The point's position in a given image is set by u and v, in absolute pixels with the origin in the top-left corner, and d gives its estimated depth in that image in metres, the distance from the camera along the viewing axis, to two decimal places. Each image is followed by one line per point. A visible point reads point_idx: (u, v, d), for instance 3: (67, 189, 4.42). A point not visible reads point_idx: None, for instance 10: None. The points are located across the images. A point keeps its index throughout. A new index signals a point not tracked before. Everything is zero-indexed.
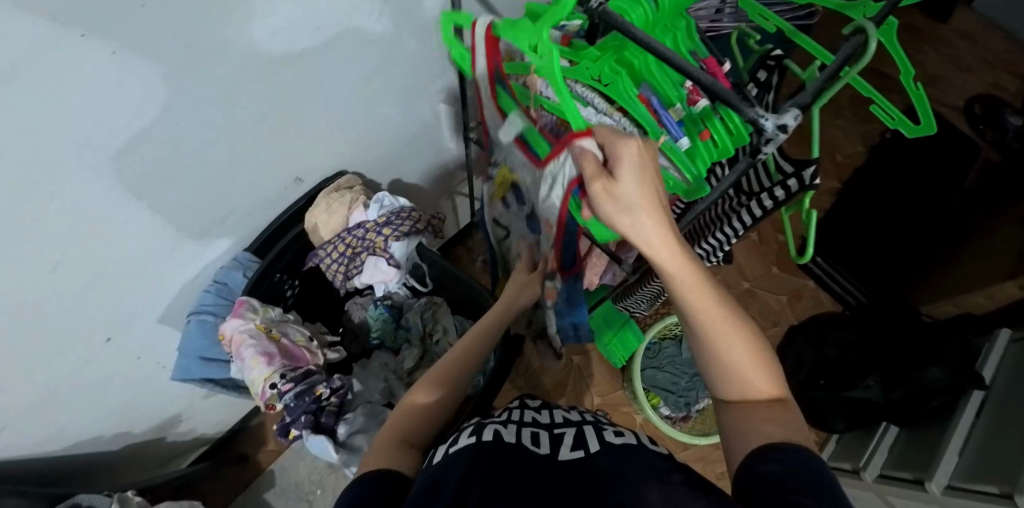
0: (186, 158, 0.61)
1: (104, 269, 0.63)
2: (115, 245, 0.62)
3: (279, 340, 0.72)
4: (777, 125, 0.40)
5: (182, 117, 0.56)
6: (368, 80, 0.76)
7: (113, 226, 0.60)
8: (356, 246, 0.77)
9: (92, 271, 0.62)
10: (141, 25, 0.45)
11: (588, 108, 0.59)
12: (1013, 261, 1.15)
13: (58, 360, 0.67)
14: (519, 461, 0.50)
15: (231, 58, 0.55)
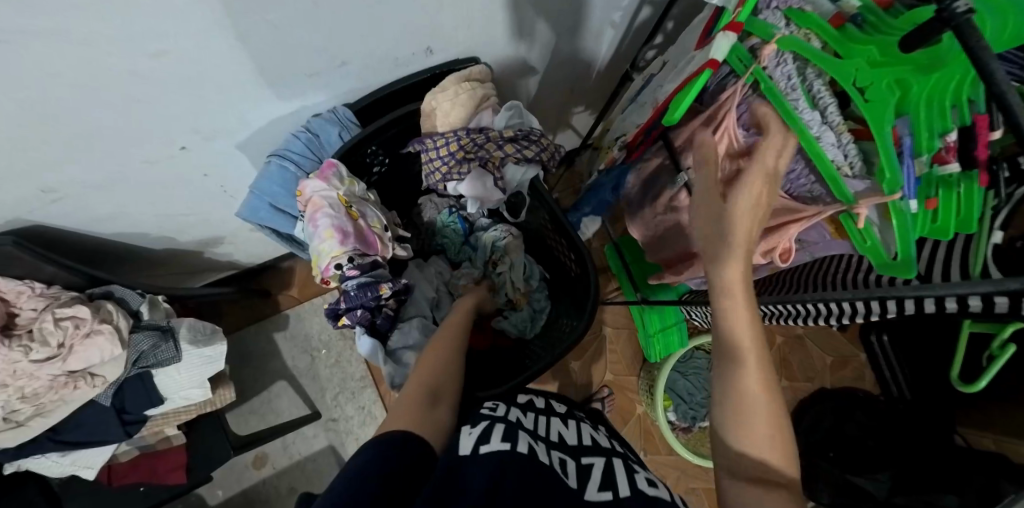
0: None
1: (189, 76, 0.56)
2: (201, 54, 0.53)
3: (357, 220, 0.66)
4: None
5: None
6: None
7: (206, 34, 0.51)
8: (471, 151, 0.68)
9: (174, 73, 0.55)
10: None
11: (815, 114, 0.49)
12: None
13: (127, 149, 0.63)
14: (552, 491, 0.42)
15: None
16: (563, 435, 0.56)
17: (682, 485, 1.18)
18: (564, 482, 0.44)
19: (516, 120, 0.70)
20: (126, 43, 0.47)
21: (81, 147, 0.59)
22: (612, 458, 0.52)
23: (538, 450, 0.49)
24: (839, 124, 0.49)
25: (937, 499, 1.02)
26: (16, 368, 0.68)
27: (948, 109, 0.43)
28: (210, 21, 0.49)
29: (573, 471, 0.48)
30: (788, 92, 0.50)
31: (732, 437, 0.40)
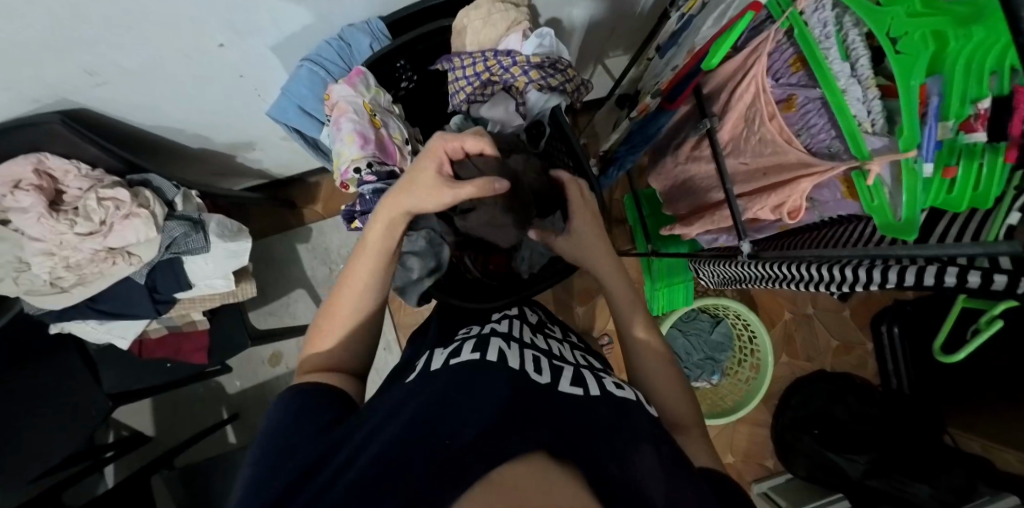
0: None
1: None
2: None
3: (379, 129, 0.68)
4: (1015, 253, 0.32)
5: None
6: None
7: None
8: (497, 74, 0.68)
9: None
10: None
11: (845, 66, 0.48)
12: None
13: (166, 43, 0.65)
14: (518, 386, 0.46)
15: None
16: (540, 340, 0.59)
17: None
18: (532, 378, 0.49)
19: (544, 48, 0.68)
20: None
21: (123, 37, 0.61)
22: (580, 369, 0.56)
23: (508, 356, 0.52)
24: (868, 79, 0.48)
25: (910, 485, 1.04)
26: (61, 239, 0.76)
27: (979, 77, 0.42)
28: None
29: (543, 370, 0.52)
30: (822, 41, 0.49)
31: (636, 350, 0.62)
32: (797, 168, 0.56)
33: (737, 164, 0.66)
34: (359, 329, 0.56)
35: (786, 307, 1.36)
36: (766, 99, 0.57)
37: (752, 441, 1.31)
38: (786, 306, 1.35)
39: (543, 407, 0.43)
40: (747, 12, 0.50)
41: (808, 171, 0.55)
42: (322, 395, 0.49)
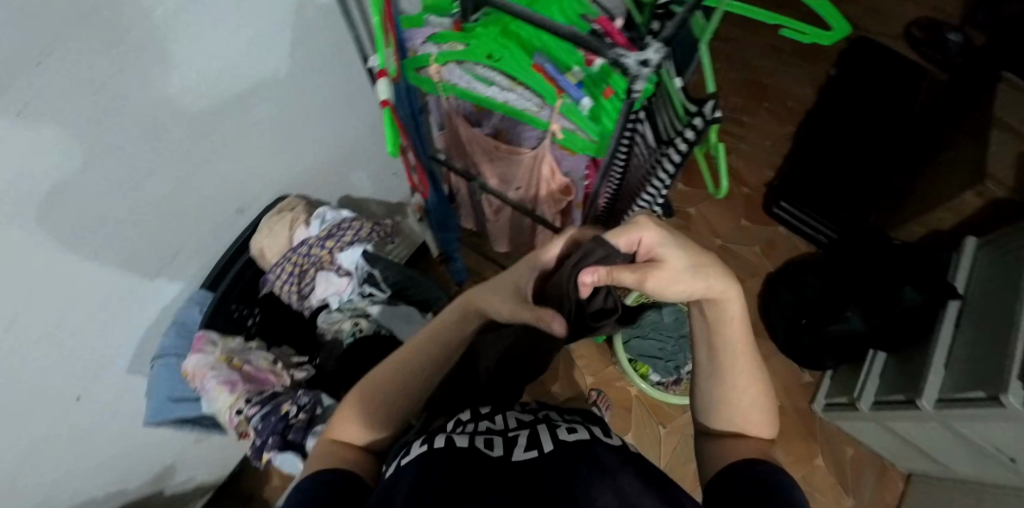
0: (85, 225, 0.60)
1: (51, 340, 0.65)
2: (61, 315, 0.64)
3: (242, 367, 0.75)
4: (638, 58, 0.41)
5: (74, 189, 0.56)
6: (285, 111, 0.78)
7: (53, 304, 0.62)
8: (304, 263, 0.77)
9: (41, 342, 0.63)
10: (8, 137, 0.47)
11: (493, 88, 0.62)
12: (966, 172, 1.27)
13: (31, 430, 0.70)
14: (465, 471, 0.44)
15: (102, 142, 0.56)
16: (491, 423, 0.56)
17: None
18: (483, 455, 0.47)
19: (329, 221, 0.79)
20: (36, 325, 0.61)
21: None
22: (537, 426, 0.54)
23: (454, 438, 0.51)
24: (509, 84, 0.61)
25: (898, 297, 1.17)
26: None
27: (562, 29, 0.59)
28: (91, 267, 0.64)
29: (499, 444, 0.51)
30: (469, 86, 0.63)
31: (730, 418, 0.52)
32: (533, 165, 0.67)
33: (511, 193, 0.77)
34: (390, 390, 0.53)
35: None
36: (480, 139, 0.68)
37: (780, 372, 1.41)
38: None
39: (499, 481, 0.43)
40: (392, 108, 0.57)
41: (541, 160, 0.66)
42: (337, 478, 0.45)
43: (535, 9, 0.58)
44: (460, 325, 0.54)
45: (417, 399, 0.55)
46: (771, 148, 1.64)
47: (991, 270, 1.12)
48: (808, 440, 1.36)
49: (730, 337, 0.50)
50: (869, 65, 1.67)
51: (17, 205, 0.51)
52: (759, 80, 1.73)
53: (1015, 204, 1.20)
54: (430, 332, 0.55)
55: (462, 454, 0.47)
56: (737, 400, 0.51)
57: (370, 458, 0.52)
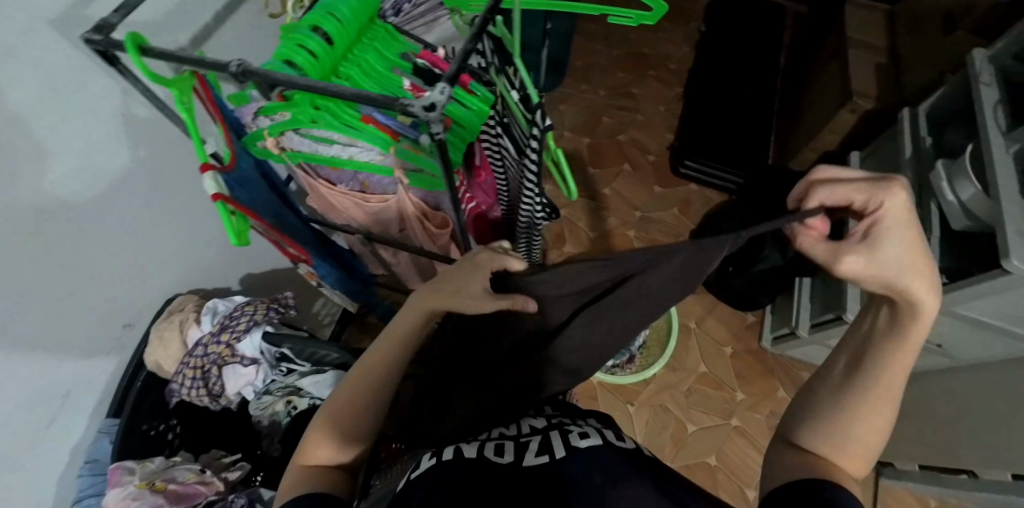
0: None
1: None
2: None
3: (167, 488, 0.70)
4: (424, 107, 0.39)
5: None
6: (146, 219, 0.76)
7: None
8: (202, 362, 0.73)
9: None
10: None
11: (336, 146, 0.61)
12: (837, 94, 1.36)
13: None
14: (475, 480, 0.47)
15: None
16: (506, 428, 0.59)
17: (680, 392, 1.36)
18: (492, 464, 0.50)
19: (221, 313, 0.76)
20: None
21: None
22: (551, 430, 0.56)
23: (463, 448, 0.54)
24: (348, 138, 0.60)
25: None
26: None
27: (386, 72, 0.58)
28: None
29: (510, 450, 0.53)
30: (313, 148, 0.62)
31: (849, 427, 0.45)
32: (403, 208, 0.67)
33: (397, 236, 0.76)
34: (355, 405, 0.51)
35: (627, 231, 1.53)
36: (347, 194, 0.67)
37: (726, 320, 1.46)
38: (625, 231, 1.52)
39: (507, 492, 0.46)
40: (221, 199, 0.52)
41: (407, 203, 0.65)
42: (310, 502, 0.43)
43: (330, 40, 0.52)
44: (409, 329, 0.52)
45: (382, 410, 0.53)
46: (665, 112, 1.70)
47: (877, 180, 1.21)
48: (768, 377, 1.39)
49: (885, 358, 0.43)
50: (734, 13, 1.77)
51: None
52: (639, 51, 1.79)
53: (883, 114, 1.30)
54: (384, 340, 0.53)
55: (466, 467, 0.50)
56: (846, 412, 0.45)
57: (343, 477, 0.51)
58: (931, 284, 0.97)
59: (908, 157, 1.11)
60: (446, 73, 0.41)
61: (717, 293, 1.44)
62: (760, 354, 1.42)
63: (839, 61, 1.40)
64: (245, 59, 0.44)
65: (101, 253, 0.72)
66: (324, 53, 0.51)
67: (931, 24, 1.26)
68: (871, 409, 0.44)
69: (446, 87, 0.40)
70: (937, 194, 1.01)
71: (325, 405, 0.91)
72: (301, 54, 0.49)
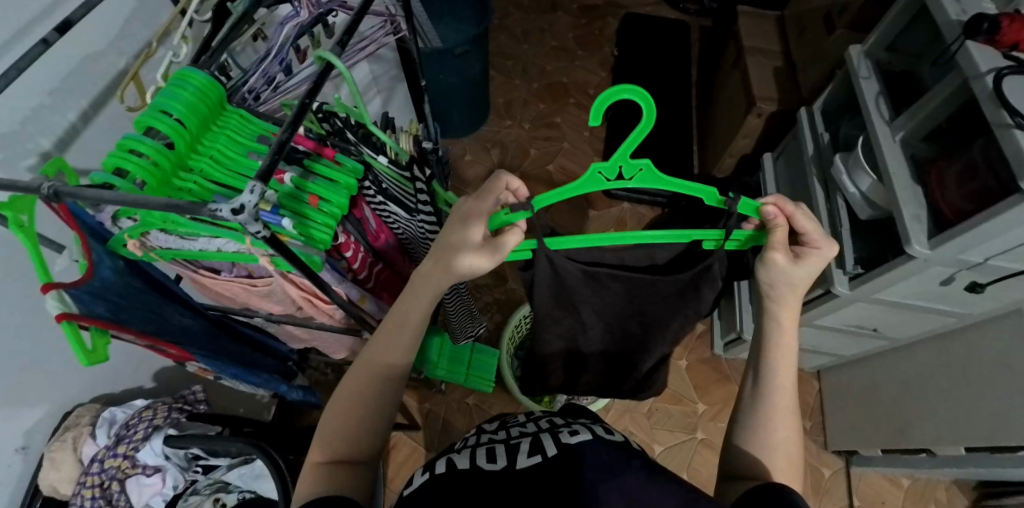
0: None
1: None
2: None
3: None
4: (232, 210, 0.38)
5: None
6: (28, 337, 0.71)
7: None
8: (97, 480, 0.69)
9: None
10: None
11: (201, 240, 0.59)
12: (743, 100, 1.42)
13: None
14: (467, 486, 0.51)
15: None
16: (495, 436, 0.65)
17: (641, 415, 1.34)
18: (485, 470, 0.55)
19: (118, 422, 0.72)
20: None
21: None
22: (539, 435, 0.62)
23: (456, 461, 0.58)
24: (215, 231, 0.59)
25: None
26: None
27: (240, 159, 0.57)
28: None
29: (501, 455, 0.58)
30: (179, 245, 0.60)
31: (757, 425, 0.54)
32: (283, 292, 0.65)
33: (295, 316, 0.74)
34: (346, 431, 0.51)
35: None
36: (224, 283, 0.65)
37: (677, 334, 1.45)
38: None
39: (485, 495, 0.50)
40: (64, 320, 0.51)
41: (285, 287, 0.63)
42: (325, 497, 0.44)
43: (173, 138, 0.52)
44: (388, 363, 0.53)
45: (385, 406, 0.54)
46: (590, 136, 1.75)
47: (790, 177, 1.25)
48: (727, 384, 1.39)
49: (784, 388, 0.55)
50: (643, 35, 1.85)
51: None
52: (557, 82, 1.85)
53: (787, 113, 1.35)
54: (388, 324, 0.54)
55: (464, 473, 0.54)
56: (761, 423, 0.54)
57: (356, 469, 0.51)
58: (850, 274, 0.99)
59: (810, 152, 1.15)
60: (259, 169, 0.42)
61: None
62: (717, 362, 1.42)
63: (737, 69, 1.48)
64: (56, 181, 0.44)
65: None
66: (160, 153, 0.50)
67: (816, 27, 1.34)
68: (784, 421, 0.54)
69: (259, 186, 0.40)
70: (841, 188, 1.04)
71: (259, 496, 0.87)
72: (129, 159, 0.48)
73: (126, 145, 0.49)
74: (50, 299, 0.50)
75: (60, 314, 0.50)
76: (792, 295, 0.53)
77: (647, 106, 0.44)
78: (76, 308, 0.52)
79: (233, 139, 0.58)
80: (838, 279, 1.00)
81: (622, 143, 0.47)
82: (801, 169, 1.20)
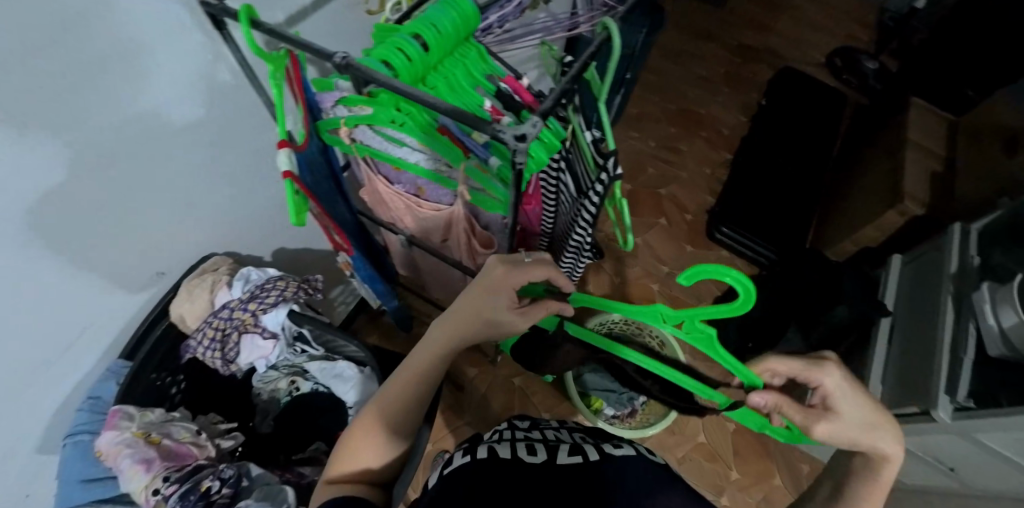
0: None
1: None
2: None
3: (161, 442, 0.71)
4: (515, 136, 0.41)
5: None
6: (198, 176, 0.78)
7: None
8: (223, 325, 0.75)
9: None
10: None
11: (404, 149, 0.62)
12: (888, 192, 1.35)
13: None
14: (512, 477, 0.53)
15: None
16: (530, 431, 0.66)
17: (673, 457, 1.32)
18: (526, 462, 0.56)
19: (253, 281, 0.77)
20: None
21: None
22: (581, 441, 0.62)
23: (497, 449, 0.58)
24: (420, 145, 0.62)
25: (829, 314, 1.22)
26: None
27: (469, 89, 0.60)
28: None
29: (540, 451, 0.59)
30: (382, 147, 0.63)
31: None
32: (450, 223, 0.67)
33: (434, 245, 0.76)
34: (379, 436, 0.54)
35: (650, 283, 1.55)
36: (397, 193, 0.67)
37: None
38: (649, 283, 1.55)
39: (533, 491, 0.51)
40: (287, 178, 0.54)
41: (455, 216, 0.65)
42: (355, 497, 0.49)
43: (430, 50, 0.54)
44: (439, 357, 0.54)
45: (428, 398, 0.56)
46: (710, 174, 1.72)
47: (915, 286, 1.18)
48: (767, 461, 1.35)
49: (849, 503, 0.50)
50: (797, 93, 1.79)
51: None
52: (694, 110, 1.83)
53: (932, 221, 1.28)
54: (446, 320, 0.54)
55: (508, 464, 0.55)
56: None
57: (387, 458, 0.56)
58: (957, 405, 0.94)
59: (951, 271, 1.09)
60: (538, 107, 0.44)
61: None
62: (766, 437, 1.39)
63: (891, 160, 1.41)
64: (349, 54, 0.47)
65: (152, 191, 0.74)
66: (418, 60, 0.53)
67: (994, 144, 1.25)
68: None
69: (538, 123, 0.42)
70: (977, 316, 0.98)
71: (329, 393, 0.92)
72: (398, 57, 0.51)
73: (395, 42, 0.52)
74: (282, 156, 0.53)
75: (285, 170, 0.53)
76: (860, 434, 0.49)
77: (741, 287, 0.47)
78: (297, 169, 0.56)
79: (468, 67, 0.60)
80: (942, 403, 0.95)
81: (699, 310, 0.51)
82: (933, 282, 1.14)
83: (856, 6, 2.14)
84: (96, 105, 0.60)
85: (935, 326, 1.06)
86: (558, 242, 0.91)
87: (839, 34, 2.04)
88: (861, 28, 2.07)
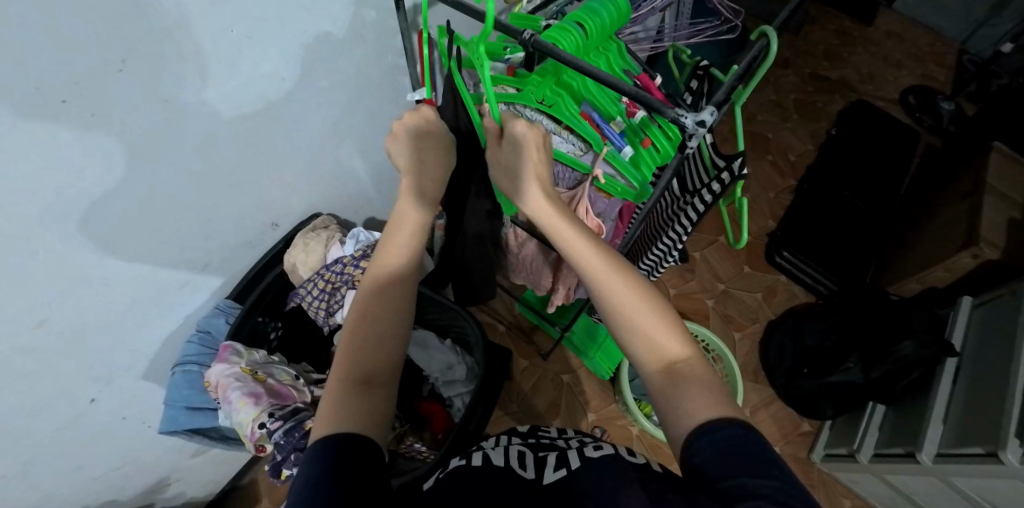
0: (136, 223, 0.66)
1: (87, 340, 0.70)
2: (93, 308, 0.68)
3: (265, 380, 0.81)
4: (695, 121, 0.46)
5: (129, 188, 0.62)
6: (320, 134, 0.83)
7: (97, 298, 0.68)
8: (333, 279, 0.80)
9: (85, 328, 0.69)
10: (86, 130, 0.52)
11: (538, 129, 0.65)
12: (962, 233, 1.34)
13: (50, 421, 0.73)
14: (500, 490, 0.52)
15: (162, 139, 0.61)
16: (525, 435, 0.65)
17: None
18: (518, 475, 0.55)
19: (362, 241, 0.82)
20: (65, 312, 0.65)
21: (23, 436, 0.70)
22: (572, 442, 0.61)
23: (491, 456, 0.59)
24: (555, 127, 0.65)
25: (897, 350, 1.18)
26: None
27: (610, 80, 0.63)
28: (132, 262, 0.69)
29: (533, 462, 0.58)
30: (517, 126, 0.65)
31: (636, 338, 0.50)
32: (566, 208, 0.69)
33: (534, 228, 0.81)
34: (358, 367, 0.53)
35: (704, 298, 1.57)
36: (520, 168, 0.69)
37: (781, 420, 1.44)
38: (703, 297, 1.57)
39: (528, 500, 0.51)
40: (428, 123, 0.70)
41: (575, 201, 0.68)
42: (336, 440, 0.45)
43: (590, 39, 0.58)
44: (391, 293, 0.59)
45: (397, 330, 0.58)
46: (773, 198, 1.72)
47: (985, 329, 1.16)
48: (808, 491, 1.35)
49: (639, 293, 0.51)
50: (869, 126, 1.78)
51: (77, 205, 0.57)
52: (761, 134, 1.84)
53: (1008, 266, 1.26)
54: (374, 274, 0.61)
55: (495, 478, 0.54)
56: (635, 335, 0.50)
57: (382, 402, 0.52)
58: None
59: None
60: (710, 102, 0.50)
61: (782, 392, 1.42)
62: (808, 466, 1.39)
63: (968, 201, 1.39)
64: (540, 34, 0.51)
65: (282, 138, 0.79)
66: (581, 45, 0.56)
67: None
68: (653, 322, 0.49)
69: (712, 112, 0.48)
70: None
71: None
72: (569, 39, 0.54)
73: (565, 25, 0.55)
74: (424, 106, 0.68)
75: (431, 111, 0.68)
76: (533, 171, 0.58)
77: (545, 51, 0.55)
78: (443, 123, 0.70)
79: (611, 59, 0.64)
80: (1010, 447, 0.90)
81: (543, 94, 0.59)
82: (1008, 327, 1.10)
83: (935, 46, 2.12)
84: (263, 56, 0.65)
85: (1010, 362, 1.01)
86: (644, 247, 0.92)
87: (916, 72, 2.02)
88: (939, 68, 2.04)
